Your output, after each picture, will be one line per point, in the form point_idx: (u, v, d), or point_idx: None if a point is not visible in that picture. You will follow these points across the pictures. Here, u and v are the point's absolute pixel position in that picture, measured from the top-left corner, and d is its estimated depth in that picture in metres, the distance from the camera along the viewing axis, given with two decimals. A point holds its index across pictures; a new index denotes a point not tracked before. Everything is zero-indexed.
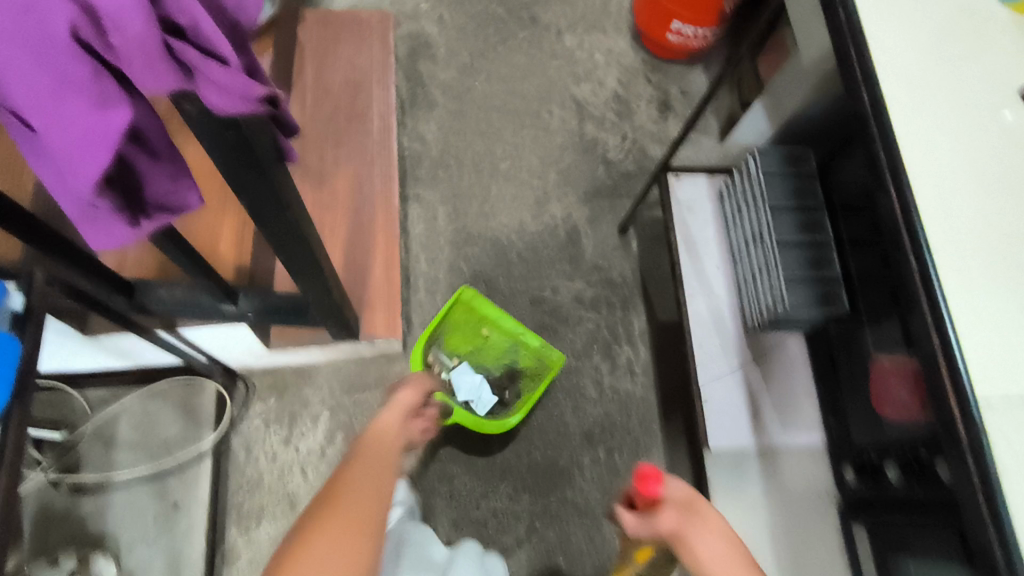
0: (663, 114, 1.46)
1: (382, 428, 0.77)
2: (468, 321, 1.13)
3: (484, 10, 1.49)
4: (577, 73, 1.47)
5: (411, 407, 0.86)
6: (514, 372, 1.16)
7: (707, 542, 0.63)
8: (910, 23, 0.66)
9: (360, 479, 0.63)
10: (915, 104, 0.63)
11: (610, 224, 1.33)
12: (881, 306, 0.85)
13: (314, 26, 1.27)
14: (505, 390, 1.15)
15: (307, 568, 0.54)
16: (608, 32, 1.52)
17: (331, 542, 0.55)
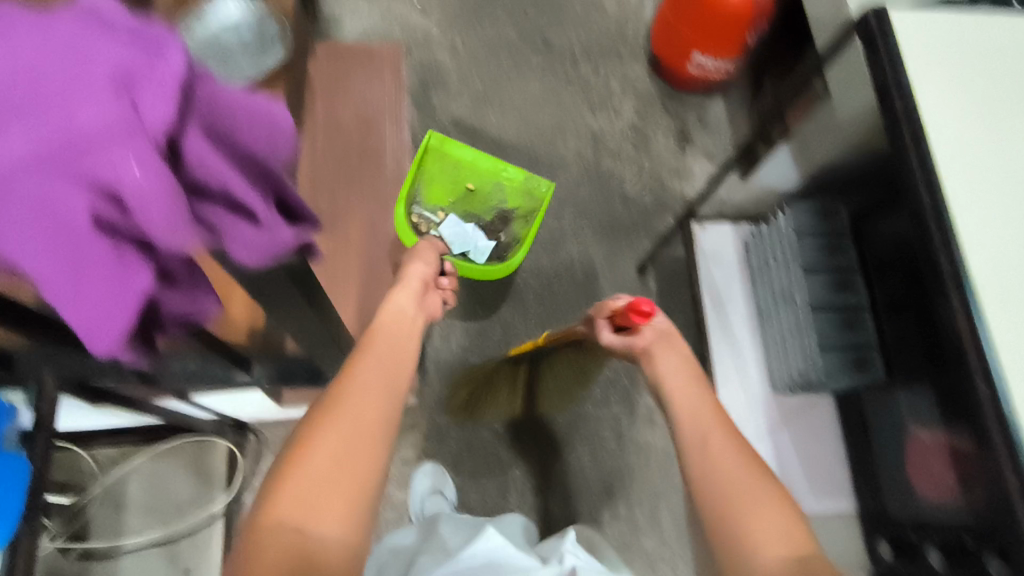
0: (681, 145, 1.42)
1: (392, 316, 0.78)
2: (447, 171, 1.24)
3: (497, 35, 1.44)
4: (593, 103, 1.42)
5: (420, 292, 0.85)
6: (505, 215, 1.26)
7: (668, 361, 0.79)
8: (966, 115, 0.65)
9: (371, 377, 0.66)
10: (976, 206, 0.63)
11: (628, 263, 1.31)
12: (917, 369, 0.81)
13: (324, 58, 1.22)
14: (498, 233, 1.26)
15: (323, 442, 0.59)
16: (625, 58, 1.47)
17: (351, 412, 0.62)
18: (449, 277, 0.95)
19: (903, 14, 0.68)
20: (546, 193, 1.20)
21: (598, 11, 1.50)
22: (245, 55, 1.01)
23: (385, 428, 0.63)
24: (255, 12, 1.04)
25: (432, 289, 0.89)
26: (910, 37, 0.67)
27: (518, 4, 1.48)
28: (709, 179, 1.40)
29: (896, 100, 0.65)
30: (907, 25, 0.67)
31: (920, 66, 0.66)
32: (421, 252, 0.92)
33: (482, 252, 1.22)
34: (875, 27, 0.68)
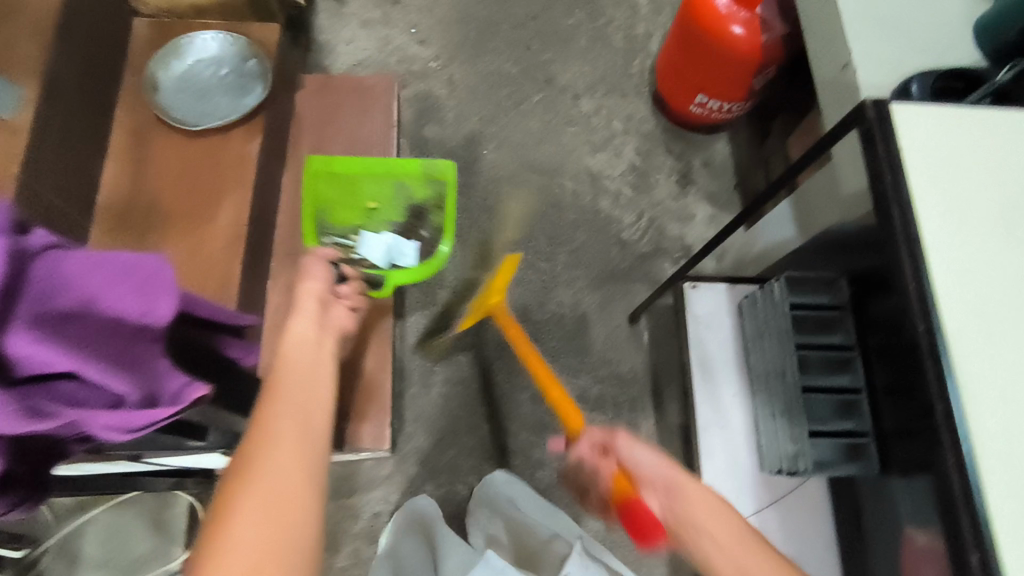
0: (683, 188, 1.36)
1: (294, 350, 0.64)
2: (339, 189, 1.08)
3: (497, 69, 1.40)
4: (593, 141, 1.37)
5: (319, 310, 0.73)
6: (419, 210, 1.12)
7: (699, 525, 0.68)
8: (965, 216, 0.61)
9: (279, 430, 0.53)
10: (966, 301, 0.58)
11: (621, 313, 1.25)
12: (914, 465, 0.75)
13: (313, 93, 1.18)
14: (419, 231, 1.12)
15: (268, 499, 0.49)
16: (629, 95, 1.42)
17: (291, 454, 0.52)
18: (348, 283, 0.82)
19: (903, 105, 0.63)
20: (447, 172, 1.07)
21: (603, 45, 1.46)
22: (222, 88, 0.99)
23: (308, 490, 0.51)
24: (233, 42, 1.01)
25: (332, 302, 0.77)
26: (910, 131, 0.63)
27: (520, 36, 1.43)
28: (711, 225, 1.34)
29: (891, 198, 0.60)
30: (905, 118, 0.63)
31: (919, 163, 0.62)
32: (310, 268, 0.78)
33: (408, 255, 1.09)
34: (874, 117, 0.62)
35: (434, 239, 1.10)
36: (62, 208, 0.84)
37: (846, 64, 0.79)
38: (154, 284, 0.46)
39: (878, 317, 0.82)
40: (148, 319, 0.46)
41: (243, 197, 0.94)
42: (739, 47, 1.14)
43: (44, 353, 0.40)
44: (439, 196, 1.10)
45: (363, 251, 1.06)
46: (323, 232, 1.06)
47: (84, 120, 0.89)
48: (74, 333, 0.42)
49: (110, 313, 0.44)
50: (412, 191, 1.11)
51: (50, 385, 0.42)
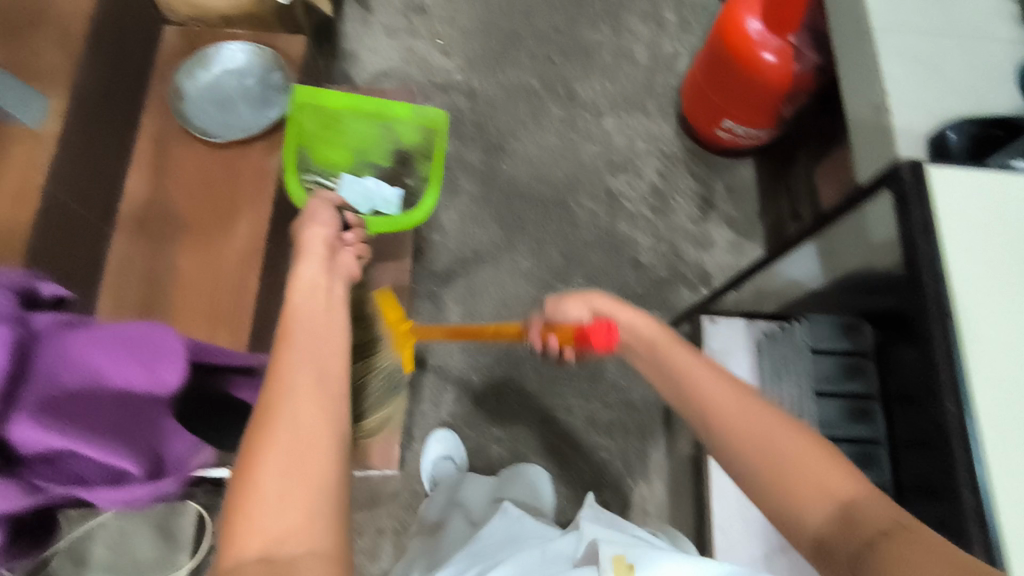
0: (704, 213, 1.34)
1: (302, 287, 0.57)
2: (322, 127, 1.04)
3: (520, 82, 1.39)
4: (614, 160, 1.36)
5: (328, 254, 0.61)
6: (405, 156, 1.09)
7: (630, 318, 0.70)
8: (1001, 286, 0.59)
9: (296, 379, 0.48)
10: (999, 380, 0.57)
11: None
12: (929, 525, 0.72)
13: None
14: (404, 178, 1.11)
15: (289, 452, 0.45)
16: (652, 114, 1.40)
17: (313, 403, 0.47)
18: (354, 230, 0.69)
19: (943, 168, 0.62)
20: (436, 122, 1.01)
21: (628, 62, 1.43)
22: (246, 100, 0.99)
23: (330, 442, 0.46)
24: (260, 53, 1.01)
25: (340, 248, 0.64)
26: (948, 196, 0.61)
27: (545, 50, 1.42)
28: (731, 252, 1.32)
29: (924, 267, 0.59)
30: (943, 181, 0.62)
31: (957, 229, 0.61)
32: (314, 207, 0.68)
33: (390, 202, 1.08)
34: (910, 182, 0.62)
35: (419, 188, 1.09)
36: (86, 218, 0.84)
37: (880, 105, 0.77)
38: (157, 351, 0.48)
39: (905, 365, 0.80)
40: (152, 388, 0.47)
41: (261, 212, 0.94)
42: (770, 76, 1.11)
43: (35, 430, 0.42)
44: (426, 145, 1.05)
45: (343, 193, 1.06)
46: (304, 169, 1.05)
47: (108, 129, 0.89)
48: (78, 411, 0.45)
49: (116, 387, 0.47)
50: (400, 137, 1.06)
51: (58, 463, 0.45)
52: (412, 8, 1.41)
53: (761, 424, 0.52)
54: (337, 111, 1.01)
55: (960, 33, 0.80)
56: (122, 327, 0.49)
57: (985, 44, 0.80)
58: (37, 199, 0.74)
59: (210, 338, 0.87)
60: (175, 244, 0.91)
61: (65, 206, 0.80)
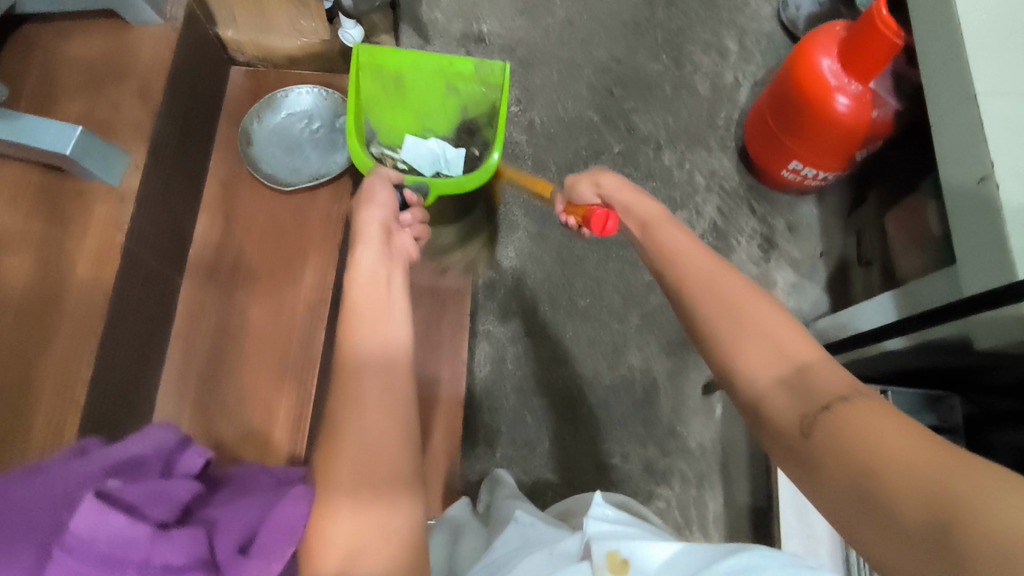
0: (766, 253, 1.30)
1: (362, 289, 0.62)
2: (388, 93, 1.05)
3: (578, 116, 1.37)
4: (673, 197, 1.33)
5: (383, 240, 0.69)
6: (470, 125, 1.09)
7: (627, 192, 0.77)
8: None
9: (362, 378, 0.54)
10: None
11: (693, 382, 1.21)
12: None
13: None
14: (469, 147, 1.09)
15: (358, 445, 0.50)
16: (713, 149, 1.36)
17: (375, 402, 0.52)
18: (410, 210, 0.77)
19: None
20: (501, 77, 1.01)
21: (688, 94, 1.40)
22: (312, 144, 0.99)
23: (395, 438, 0.51)
24: (327, 96, 1.01)
25: (396, 231, 0.72)
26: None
27: (603, 81, 1.39)
28: (793, 293, 1.28)
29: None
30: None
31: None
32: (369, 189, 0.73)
33: (456, 164, 1.07)
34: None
35: (483, 153, 1.08)
36: (161, 270, 0.85)
37: (985, 176, 0.74)
38: (286, 532, 0.51)
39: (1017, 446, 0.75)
40: None
41: (327, 261, 0.94)
42: (844, 120, 1.07)
43: None
44: (491, 107, 1.06)
45: (407, 156, 1.05)
46: (371, 141, 1.04)
47: (181, 178, 0.89)
48: None
49: None
50: (465, 102, 1.07)
51: None
52: (470, 39, 1.40)
53: (733, 284, 0.59)
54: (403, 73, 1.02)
55: None
56: (276, 527, 0.51)
57: None
58: (118, 258, 0.75)
59: (278, 390, 0.87)
60: (245, 292, 0.91)
61: (144, 261, 0.80)
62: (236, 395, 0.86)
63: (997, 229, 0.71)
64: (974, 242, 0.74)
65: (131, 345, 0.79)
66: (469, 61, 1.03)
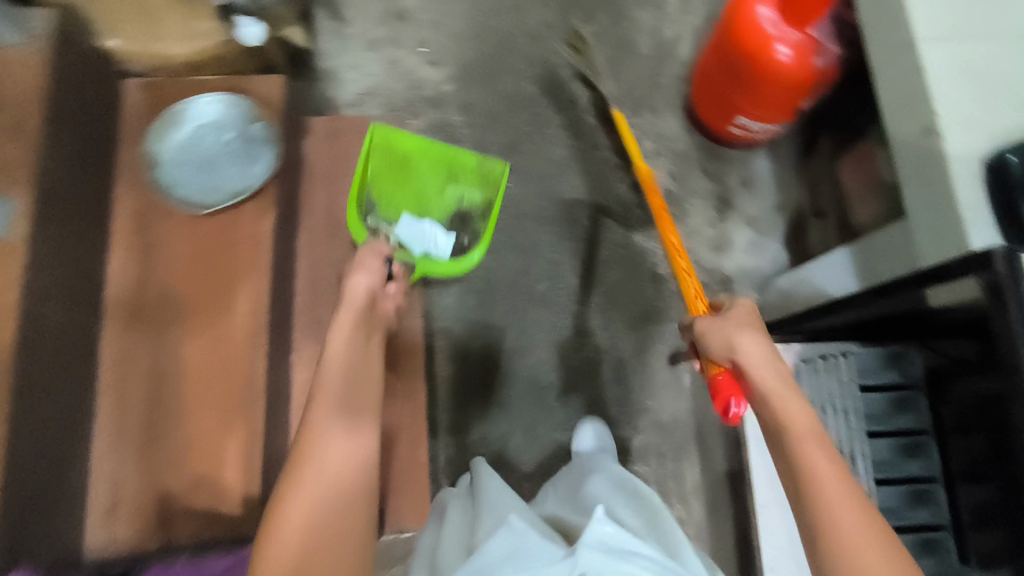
0: (721, 214, 1.27)
1: (350, 297, 0.72)
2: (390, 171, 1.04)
3: (517, 89, 1.30)
4: (623, 166, 1.28)
5: (368, 303, 0.72)
6: (464, 216, 1.07)
7: (751, 344, 0.66)
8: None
9: (347, 335, 0.67)
10: None
11: (660, 355, 1.20)
12: (1008, 552, 0.70)
13: (322, 140, 1.12)
14: (460, 237, 1.06)
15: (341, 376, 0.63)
16: (659, 111, 1.31)
17: (353, 347, 0.66)
18: (395, 281, 0.80)
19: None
20: (501, 177, 1.03)
21: (629, 54, 1.33)
22: (227, 157, 0.91)
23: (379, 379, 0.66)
24: (236, 103, 0.93)
25: (380, 297, 0.76)
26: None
27: (539, 49, 1.32)
28: (751, 253, 1.26)
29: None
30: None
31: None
32: (361, 258, 0.75)
33: (444, 250, 1.03)
34: (1005, 273, 0.58)
35: (472, 244, 1.05)
36: (73, 320, 0.78)
37: (929, 128, 0.71)
38: None
39: (961, 397, 0.75)
40: None
41: (262, 283, 0.88)
42: (788, 72, 1.02)
43: None
44: (489, 198, 1.05)
45: (401, 233, 1.00)
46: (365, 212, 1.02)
47: (80, 215, 0.81)
48: None
49: None
50: (464, 193, 1.07)
51: None
52: (391, 16, 1.31)
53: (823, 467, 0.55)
54: (410, 156, 1.03)
55: (1017, 31, 0.71)
56: None
57: None
58: (15, 319, 0.68)
59: (223, 430, 0.81)
60: (175, 329, 0.85)
61: (49, 316, 0.73)
62: (179, 440, 0.81)
63: (946, 185, 0.69)
64: (928, 195, 0.72)
65: (51, 410, 0.73)
66: (476, 154, 1.05)
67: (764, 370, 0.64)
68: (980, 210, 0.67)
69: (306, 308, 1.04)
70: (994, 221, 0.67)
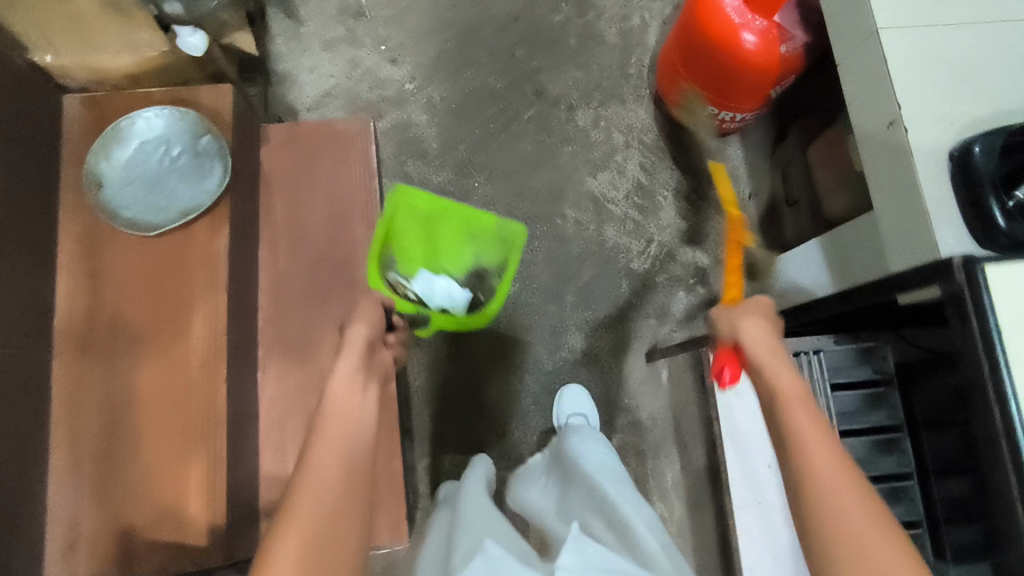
0: (694, 206, 1.25)
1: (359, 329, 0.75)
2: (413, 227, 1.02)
3: (482, 84, 1.26)
4: (593, 160, 1.25)
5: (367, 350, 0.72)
6: (482, 273, 1.03)
7: (753, 326, 0.66)
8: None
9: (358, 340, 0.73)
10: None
11: (636, 353, 1.18)
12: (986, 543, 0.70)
13: (280, 148, 1.08)
14: (478, 295, 1.02)
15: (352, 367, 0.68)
16: (628, 102, 1.28)
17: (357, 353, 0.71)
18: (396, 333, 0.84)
19: (1003, 266, 0.58)
20: (519, 237, 0.99)
21: (596, 44, 1.30)
22: (176, 173, 0.88)
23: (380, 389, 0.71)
24: (182, 115, 0.89)
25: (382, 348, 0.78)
26: (1007, 299, 0.58)
27: (504, 42, 1.28)
28: (725, 244, 1.24)
29: (980, 350, 0.57)
30: (1006, 276, 0.58)
31: (1017, 323, 0.57)
32: (365, 309, 0.78)
33: (461, 307, 1.00)
34: (964, 283, 0.59)
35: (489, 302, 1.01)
36: (21, 351, 0.75)
37: (893, 120, 0.68)
38: None
39: (935, 392, 0.76)
40: None
41: (218, 304, 0.85)
42: (755, 60, 0.99)
43: None
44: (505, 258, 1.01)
45: (418, 289, 0.98)
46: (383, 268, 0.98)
47: (20, 241, 0.78)
48: None
49: None
50: (481, 252, 1.02)
51: None
52: (348, 14, 1.26)
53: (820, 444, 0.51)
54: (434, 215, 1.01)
55: (977, 17, 0.70)
56: None
57: (1009, 27, 0.69)
58: None
59: (183, 457, 0.79)
60: (129, 355, 0.82)
61: None
62: (138, 470, 0.78)
63: (911, 179, 0.67)
64: (893, 189, 0.70)
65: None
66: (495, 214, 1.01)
67: (760, 347, 0.63)
68: (944, 203, 0.65)
69: (269, 324, 1.01)
70: (959, 215, 0.65)
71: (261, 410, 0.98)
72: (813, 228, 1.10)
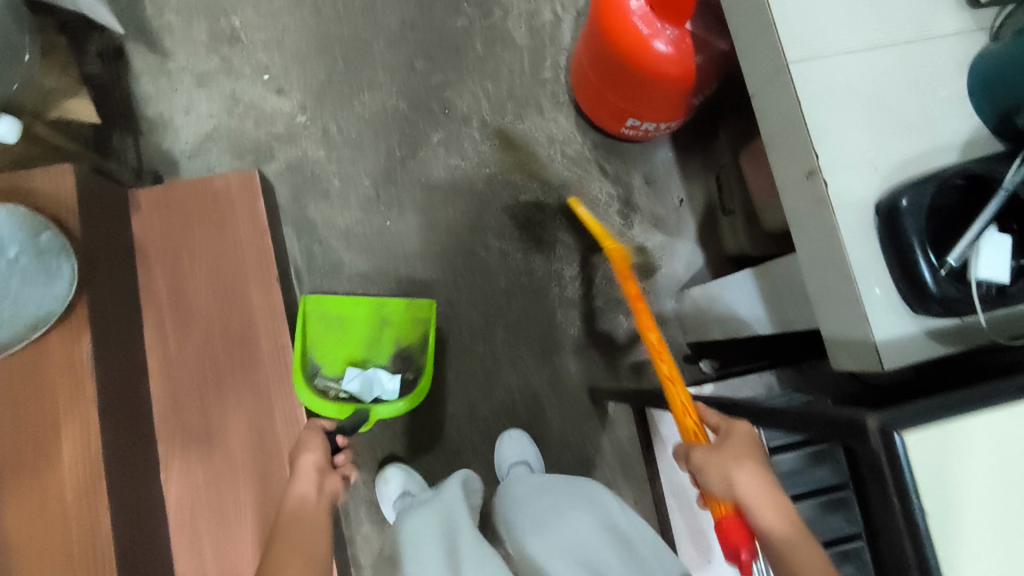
0: (627, 218, 1.14)
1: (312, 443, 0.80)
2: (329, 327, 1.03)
3: (381, 108, 1.13)
4: (514, 181, 1.14)
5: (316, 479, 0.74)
6: (405, 354, 1.07)
7: (747, 484, 0.57)
8: None
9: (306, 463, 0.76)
10: None
11: (578, 387, 1.11)
12: None
13: (152, 216, 0.98)
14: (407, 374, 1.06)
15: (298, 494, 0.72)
16: (546, 110, 1.16)
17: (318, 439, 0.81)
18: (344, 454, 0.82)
19: (928, 432, 0.41)
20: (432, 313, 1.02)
21: (505, 48, 1.16)
22: (14, 277, 0.77)
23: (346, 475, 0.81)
24: (12, 212, 0.79)
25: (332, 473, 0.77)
26: (938, 475, 0.41)
27: (400, 56, 1.15)
28: (665, 258, 1.13)
29: (906, 539, 0.42)
30: (936, 447, 0.41)
31: (943, 495, 0.41)
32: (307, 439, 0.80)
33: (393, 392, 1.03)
34: (882, 455, 0.42)
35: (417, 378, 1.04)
36: None
37: (812, 170, 0.59)
38: None
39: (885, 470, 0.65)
40: None
41: (89, 424, 0.78)
42: (667, 71, 0.88)
43: None
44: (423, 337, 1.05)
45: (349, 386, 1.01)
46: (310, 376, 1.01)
47: None
48: None
49: None
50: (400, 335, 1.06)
51: None
52: (220, 40, 1.12)
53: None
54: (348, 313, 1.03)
55: (897, 40, 0.60)
56: None
57: (931, 48, 0.60)
58: None
59: None
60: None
61: None
62: None
63: (835, 240, 0.58)
64: (815, 246, 0.62)
65: None
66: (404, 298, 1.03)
67: (763, 501, 0.56)
68: (871, 263, 0.57)
69: (167, 416, 0.93)
70: (888, 276, 0.57)
71: (169, 512, 0.92)
72: (754, 242, 1.01)
